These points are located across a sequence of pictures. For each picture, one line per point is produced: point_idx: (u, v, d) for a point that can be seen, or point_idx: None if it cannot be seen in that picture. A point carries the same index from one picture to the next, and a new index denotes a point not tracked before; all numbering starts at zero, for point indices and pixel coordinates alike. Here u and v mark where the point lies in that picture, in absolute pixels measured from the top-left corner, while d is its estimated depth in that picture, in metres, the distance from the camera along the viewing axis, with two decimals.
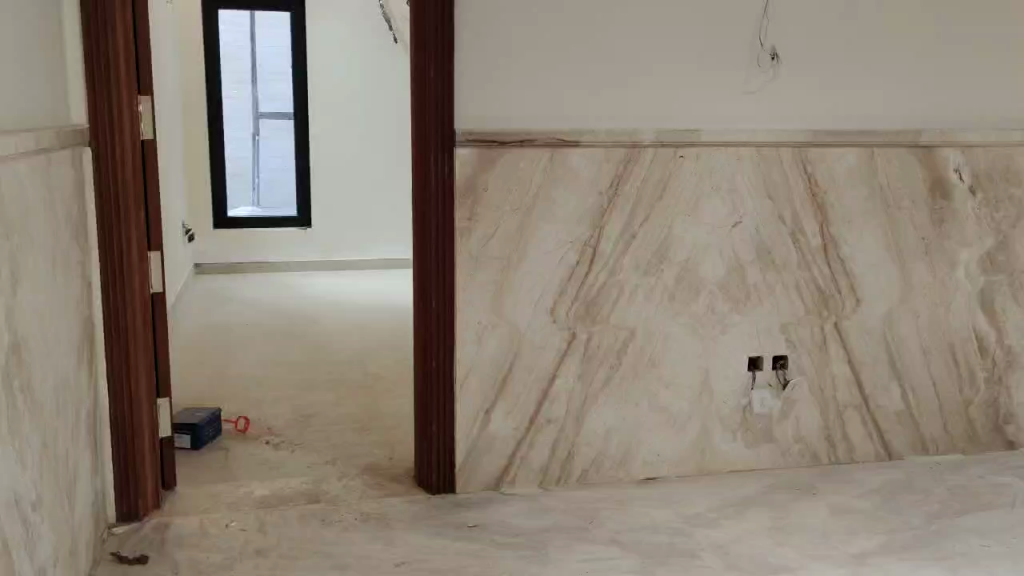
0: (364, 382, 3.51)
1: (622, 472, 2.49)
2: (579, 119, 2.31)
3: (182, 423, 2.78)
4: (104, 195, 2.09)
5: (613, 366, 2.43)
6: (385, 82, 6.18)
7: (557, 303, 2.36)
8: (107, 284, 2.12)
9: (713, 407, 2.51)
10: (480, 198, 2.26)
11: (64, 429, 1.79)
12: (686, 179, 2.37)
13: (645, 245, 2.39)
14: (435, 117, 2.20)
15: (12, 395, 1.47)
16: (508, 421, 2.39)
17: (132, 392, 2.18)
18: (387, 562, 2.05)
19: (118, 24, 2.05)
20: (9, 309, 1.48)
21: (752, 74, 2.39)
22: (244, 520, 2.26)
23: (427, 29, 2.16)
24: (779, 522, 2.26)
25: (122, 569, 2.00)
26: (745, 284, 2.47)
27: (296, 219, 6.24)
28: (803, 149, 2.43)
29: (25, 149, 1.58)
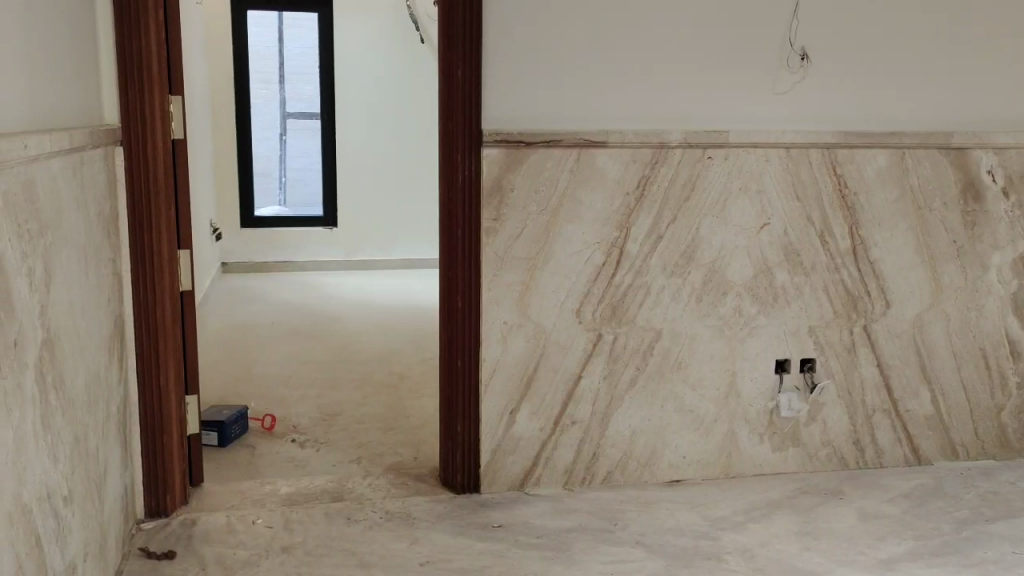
0: (389, 382, 3.52)
1: (647, 474, 2.48)
2: (606, 119, 2.31)
3: (209, 420, 2.80)
4: (135, 193, 2.11)
5: (639, 368, 2.42)
6: (411, 82, 6.19)
7: (583, 303, 2.36)
8: (138, 283, 2.14)
9: (739, 409, 2.49)
10: (506, 198, 2.26)
11: (95, 425, 1.82)
12: (713, 180, 2.36)
13: (672, 246, 2.38)
14: (463, 117, 2.21)
15: (45, 392, 1.49)
16: (533, 421, 2.39)
17: (161, 388, 2.21)
18: (412, 561, 2.06)
19: (150, 24, 2.08)
20: (42, 305, 1.49)
21: (781, 75, 2.38)
22: (270, 517, 2.27)
23: (456, 29, 2.17)
24: (806, 526, 2.24)
25: (150, 564, 2.02)
26: (773, 285, 2.45)
27: (322, 219, 6.28)
28: (832, 150, 2.41)
29: (59, 149, 1.60)
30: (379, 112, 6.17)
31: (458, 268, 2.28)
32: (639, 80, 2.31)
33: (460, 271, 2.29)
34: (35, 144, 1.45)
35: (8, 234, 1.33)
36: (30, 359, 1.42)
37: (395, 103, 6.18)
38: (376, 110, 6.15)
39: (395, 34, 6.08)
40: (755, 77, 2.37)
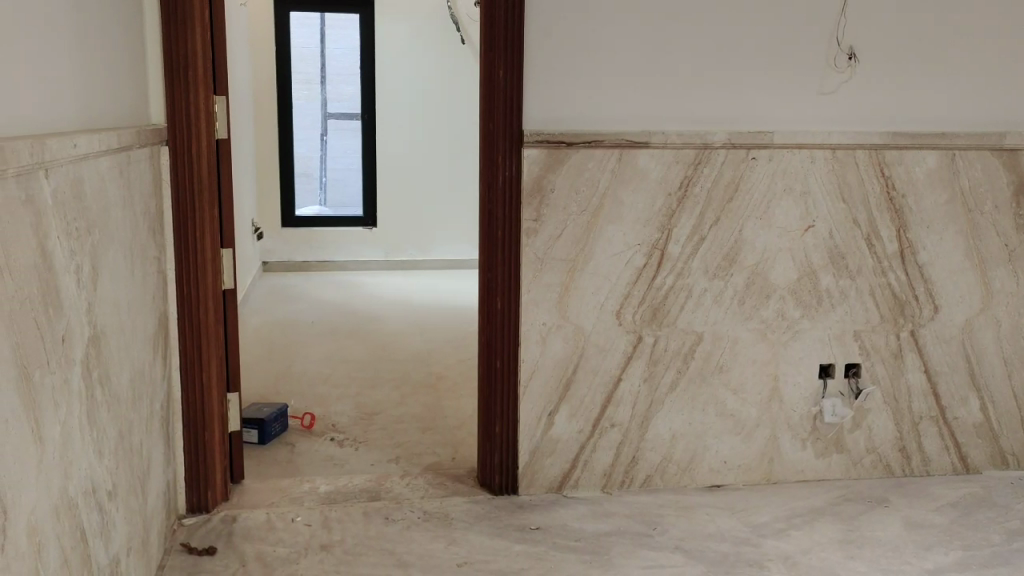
0: (428, 382, 3.53)
1: (687, 478, 2.46)
2: (648, 120, 2.29)
3: (250, 417, 2.83)
4: (180, 192, 2.13)
5: (680, 371, 2.40)
6: (452, 82, 6.20)
7: (623, 305, 2.34)
8: (181, 281, 2.16)
9: (782, 414, 2.46)
10: (547, 198, 2.25)
11: (138, 421, 1.84)
12: (757, 181, 2.33)
13: (715, 248, 2.35)
14: (504, 118, 2.20)
15: (91, 388, 1.51)
16: (571, 423, 2.38)
17: (204, 385, 2.23)
18: (449, 561, 2.06)
19: (196, 25, 2.10)
20: (89, 302, 1.51)
21: (828, 74, 2.34)
22: (309, 515, 2.28)
23: (497, 30, 2.17)
24: (849, 534, 2.20)
25: (192, 559, 2.04)
26: (818, 289, 2.41)
27: (362, 219, 6.32)
28: (880, 151, 2.36)
29: (109, 147, 1.62)
30: (419, 113, 6.19)
31: (497, 268, 2.28)
32: (682, 79, 2.29)
33: (499, 271, 2.28)
34: (85, 143, 1.46)
35: (57, 233, 1.35)
36: (77, 356, 1.44)
37: (435, 103, 6.19)
38: (415, 111, 6.18)
39: (436, 35, 6.10)
40: (800, 76, 2.33)
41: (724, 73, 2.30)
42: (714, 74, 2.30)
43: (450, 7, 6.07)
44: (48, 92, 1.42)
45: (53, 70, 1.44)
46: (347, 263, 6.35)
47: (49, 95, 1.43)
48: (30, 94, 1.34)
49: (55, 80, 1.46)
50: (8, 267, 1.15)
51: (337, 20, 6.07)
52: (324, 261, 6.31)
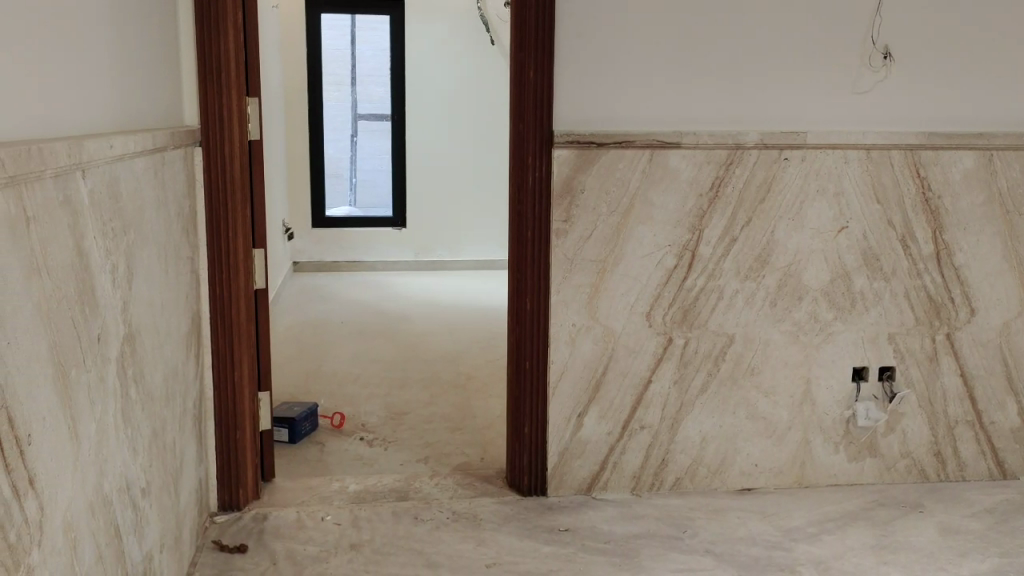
0: (457, 382, 3.54)
1: (718, 481, 2.44)
2: (679, 121, 2.27)
3: (280, 416, 2.85)
4: (213, 193, 2.15)
5: (710, 373, 2.38)
6: (481, 82, 6.20)
7: (654, 306, 2.33)
8: (214, 280, 2.18)
9: (814, 417, 2.43)
10: (577, 198, 2.25)
11: (171, 419, 1.85)
12: (790, 181, 2.31)
13: (747, 249, 2.33)
14: (535, 118, 2.20)
15: (125, 386, 1.52)
16: (601, 424, 2.37)
17: (236, 385, 2.25)
18: (478, 562, 2.06)
19: (229, 27, 2.12)
20: (124, 301, 1.53)
21: (862, 74, 2.31)
22: (338, 514, 2.30)
23: (529, 31, 2.16)
24: (883, 539, 2.17)
25: (223, 557, 2.05)
26: (851, 291, 2.38)
27: (391, 220, 6.35)
28: (916, 151, 2.33)
29: (144, 148, 1.64)
30: (449, 113, 6.19)
31: (526, 268, 2.28)
32: (713, 79, 2.27)
33: (529, 271, 2.28)
34: (120, 144, 1.48)
35: (93, 233, 1.37)
36: (112, 354, 1.46)
37: (465, 104, 6.20)
38: (444, 112, 6.18)
39: (466, 36, 6.10)
40: (833, 76, 2.30)
41: (755, 73, 2.28)
42: (746, 74, 2.28)
43: (479, 9, 6.08)
44: (83, 94, 1.43)
45: (88, 72, 1.46)
46: (377, 264, 6.38)
47: (85, 96, 1.44)
48: (66, 96, 1.35)
49: (91, 82, 1.47)
50: (45, 266, 1.16)
51: (367, 22, 6.10)
52: (353, 261, 6.35)
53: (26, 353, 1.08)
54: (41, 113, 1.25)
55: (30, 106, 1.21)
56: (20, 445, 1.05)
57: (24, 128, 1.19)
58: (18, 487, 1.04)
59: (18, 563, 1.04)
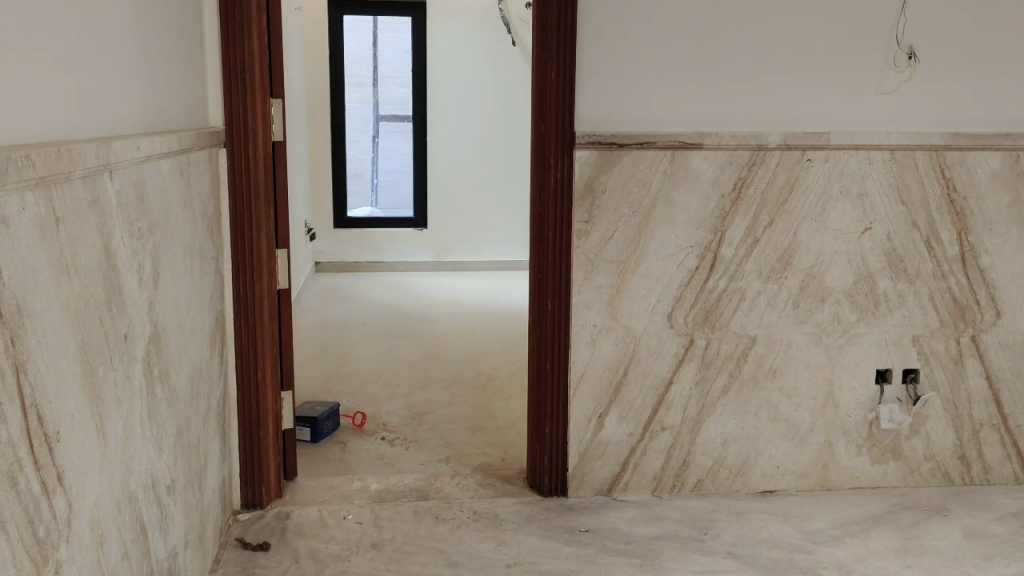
0: (478, 382, 3.55)
1: (740, 483, 2.43)
2: (701, 121, 2.27)
3: (302, 415, 2.87)
4: (237, 194, 2.17)
5: (732, 374, 2.37)
6: (503, 83, 6.20)
7: (675, 308, 2.32)
8: (238, 280, 2.20)
9: (837, 420, 2.42)
10: (598, 199, 2.25)
11: (196, 418, 1.87)
12: (813, 181, 2.29)
13: (769, 250, 2.32)
14: (556, 119, 2.20)
15: (151, 384, 1.54)
16: (622, 426, 2.37)
17: (260, 384, 2.27)
18: (499, 562, 2.06)
19: (253, 29, 2.13)
20: (150, 300, 1.55)
21: (887, 74, 2.30)
22: (360, 512, 2.31)
23: (550, 32, 2.17)
24: (907, 543, 2.15)
25: (246, 554, 2.07)
26: (875, 292, 2.37)
27: (412, 220, 6.38)
28: (941, 151, 2.31)
29: (170, 149, 1.66)
30: (470, 114, 6.20)
31: (547, 268, 2.28)
32: (737, 79, 2.26)
33: (550, 272, 2.28)
34: (147, 145, 1.50)
35: (121, 233, 1.39)
36: (139, 354, 1.47)
37: (487, 105, 6.21)
38: (465, 113, 6.19)
39: (487, 37, 6.11)
40: (858, 75, 2.29)
41: (779, 72, 2.27)
42: (769, 74, 2.27)
43: (501, 10, 6.08)
44: (111, 95, 1.45)
45: (116, 75, 1.48)
46: (398, 264, 6.41)
47: (112, 98, 1.46)
48: (94, 98, 1.37)
49: (118, 84, 1.49)
50: (74, 266, 1.18)
51: (389, 23, 6.12)
52: (374, 261, 6.38)
53: (55, 352, 1.10)
54: (69, 114, 1.27)
55: (59, 107, 1.23)
56: (48, 441, 1.07)
57: (52, 129, 1.21)
58: (47, 483, 1.06)
59: (47, 559, 1.05)
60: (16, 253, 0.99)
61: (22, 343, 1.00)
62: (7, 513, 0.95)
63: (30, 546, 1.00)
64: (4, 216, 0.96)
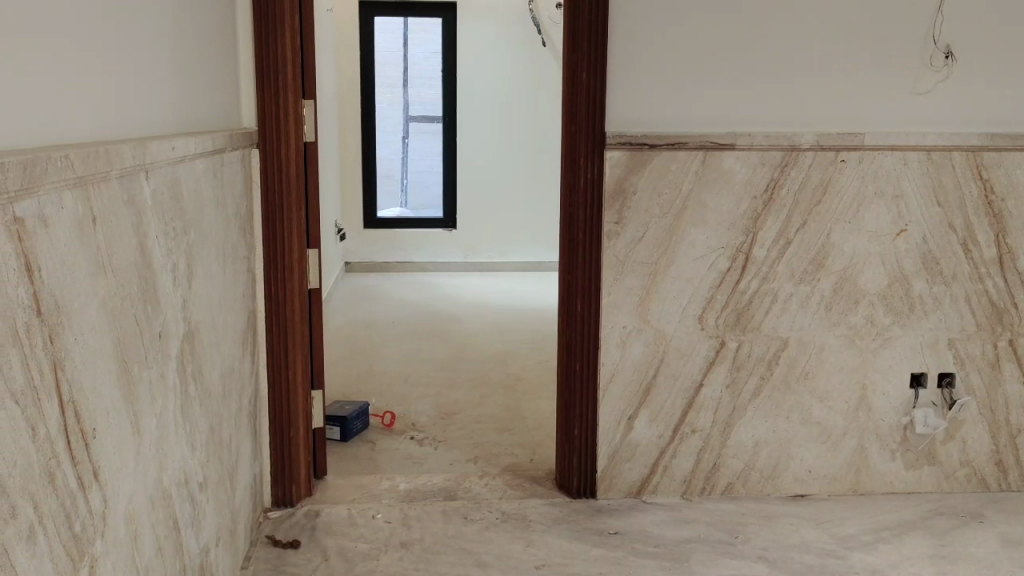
0: (507, 382, 3.55)
1: (771, 486, 2.41)
2: (733, 123, 2.25)
3: (333, 414, 2.89)
4: (269, 194, 2.18)
5: (763, 377, 2.35)
6: (533, 83, 6.19)
7: (706, 309, 2.31)
8: (270, 280, 2.22)
9: (870, 424, 2.39)
10: (629, 200, 2.24)
11: (228, 416, 1.89)
12: (847, 183, 2.27)
13: (802, 252, 2.30)
14: (587, 120, 2.19)
15: (184, 382, 1.56)
16: (652, 428, 2.36)
17: (290, 382, 2.28)
18: (527, 563, 2.06)
19: (286, 31, 2.15)
20: (184, 299, 1.57)
21: (923, 73, 2.26)
22: (389, 512, 2.31)
23: (581, 32, 2.16)
24: (942, 549, 2.12)
25: (277, 551, 2.09)
26: (910, 295, 2.34)
27: (442, 220, 6.40)
28: (978, 152, 2.27)
29: (203, 149, 1.67)
30: (500, 114, 6.20)
31: (577, 270, 2.27)
32: (769, 79, 2.24)
33: (579, 274, 2.27)
34: (182, 146, 1.51)
35: (156, 232, 1.40)
36: (173, 352, 1.49)
37: (517, 105, 6.20)
38: (495, 113, 6.20)
39: (518, 37, 6.11)
40: (893, 76, 2.26)
41: (809, 71, 2.24)
42: (796, 73, 2.24)
43: (531, 10, 6.08)
44: (146, 95, 1.47)
45: (152, 76, 1.50)
46: (427, 264, 6.43)
47: (148, 99, 1.48)
48: (130, 98, 1.39)
49: (154, 86, 1.51)
50: (110, 265, 1.19)
51: (420, 24, 6.15)
52: (404, 261, 6.40)
53: (92, 350, 1.11)
54: (106, 114, 1.29)
55: (96, 107, 1.25)
56: (85, 438, 1.08)
57: (90, 130, 1.23)
58: (84, 479, 1.07)
59: (83, 553, 1.07)
60: (55, 252, 1.01)
61: (61, 341, 1.01)
62: (45, 508, 0.96)
63: (67, 540, 1.02)
64: (43, 213, 0.97)
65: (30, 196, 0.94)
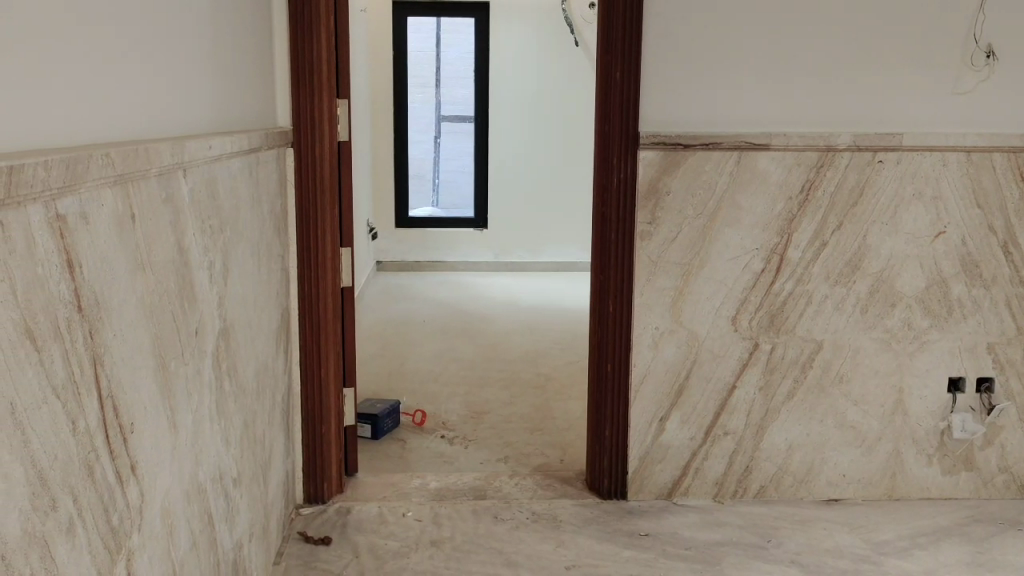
0: (537, 382, 3.55)
1: (804, 490, 2.39)
2: (769, 123, 2.23)
3: (364, 413, 2.91)
4: (303, 193, 2.20)
5: (798, 379, 2.33)
6: (566, 83, 6.19)
7: (740, 311, 2.29)
8: (303, 278, 2.24)
9: (907, 428, 2.36)
10: (662, 201, 2.23)
11: (261, 412, 1.91)
12: (885, 184, 2.24)
13: (838, 254, 2.27)
14: (620, 119, 2.19)
15: (219, 379, 1.57)
16: (683, 430, 2.34)
17: (322, 379, 2.30)
18: (558, 563, 2.06)
19: (321, 31, 2.16)
20: (219, 296, 1.58)
21: (964, 73, 2.23)
22: (420, 510, 2.32)
23: (614, 32, 2.15)
24: (980, 557, 2.09)
25: (308, 548, 2.11)
26: (948, 299, 2.30)
27: (473, 220, 6.41)
28: (1020, 154, 2.23)
29: (239, 148, 1.69)
30: (533, 113, 6.20)
31: (609, 269, 2.27)
32: (805, 78, 2.22)
33: (611, 273, 2.27)
34: (219, 145, 1.53)
35: (193, 229, 1.42)
36: (209, 348, 1.51)
37: (549, 104, 6.20)
38: (528, 113, 6.20)
39: (551, 37, 6.11)
40: (931, 76, 2.23)
41: (819, 71, 2.22)
42: (814, 73, 2.22)
43: (563, 10, 6.06)
44: (185, 95, 1.49)
45: (190, 76, 1.52)
46: (458, 264, 6.44)
47: (186, 99, 1.50)
48: (169, 98, 1.41)
49: (192, 86, 1.53)
50: (149, 262, 1.21)
51: (453, 24, 6.16)
52: (435, 261, 6.42)
53: (130, 346, 1.13)
54: (146, 115, 1.31)
55: (136, 107, 1.27)
56: (123, 432, 1.10)
57: (129, 130, 1.25)
58: (122, 473, 1.09)
59: (120, 546, 1.08)
60: (96, 249, 1.02)
61: (101, 337, 1.03)
62: (84, 501, 0.97)
63: (104, 534, 1.03)
64: (84, 211, 0.99)
65: (72, 194, 0.96)
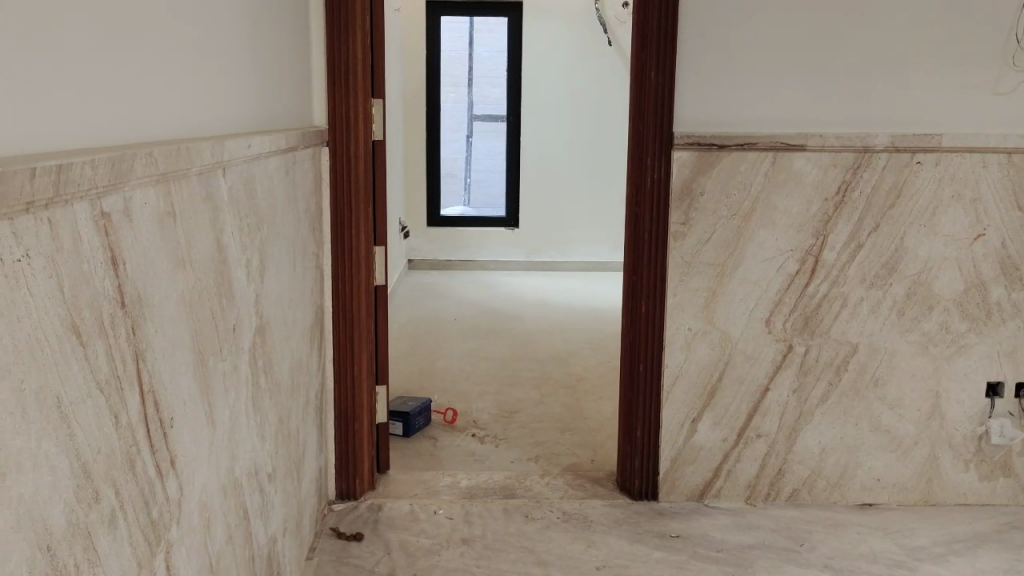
0: (568, 382, 3.55)
1: (837, 494, 2.37)
2: (805, 124, 2.22)
3: (395, 411, 2.93)
4: (338, 192, 2.22)
5: (832, 383, 2.31)
6: (599, 82, 6.18)
7: (773, 313, 2.28)
8: (337, 275, 2.26)
9: (943, 433, 2.33)
10: (696, 201, 2.22)
11: (296, 408, 1.93)
12: (922, 186, 2.21)
13: (874, 256, 2.25)
14: (655, 119, 2.18)
15: (256, 375, 1.59)
16: (715, 431, 2.33)
17: (355, 375, 2.32)
18: (588, 563, 2.06)
19: (357, 31, 2.18)
20: (257, 293, 1.60)
21: (1005, 73, 2.20)
22: (451, 508, 2.33)
23: (649, 33, 2.15)
24: (1017, 564, 2.06)
25: (340, 544, 2.13)
26: (987, 303, 2.27)
27: (504, 220, 6.42)
28: None
29: (277, 148, 1.71)
30: (566, 112, 6.20)
31: (642, 268, 2.26)
32: (842, 79, 2.20)
33: (644, 271, 2.26)
34: (257, 144, 1.55)
35: (231, 227, 1.44)
36: (245, 345, 1.53)
37: (582, 104, 6.19)
38: (560, 112, 6.20)
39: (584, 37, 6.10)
40: (971, 76, 2.20)
41: (856, 72, 2.20)
42: (851, 74, 2.20)
43: (597, 10, 6.05)
44: (224, 94, 1.51)
45: (229, 76, 1.54)
46: (488, 263, 6.46)
47: (225, 97, 1.51)
48: (209, 98, 1.42)
49: (231, 85, 1.55)
50: (190, 259, 1.23)
51: (485, 23, 6.17)
52: (466, 260, 6.44)
53: (169, 342, 1.14)
54: (186, 115, 1.32)
55: (176, 108, 1.28)
56: (163, 427, 1.11)
57: (169, 130, 1.26)
58: (161, 467, 1.10)
59: (159, 539, 1.10)
60: (138, 245, 1.04)
61: (142, 332, 1.04)
62: (125, 493, 0.99)
63: (144, 525, 1.04)
64: (128, 208, 1.01)
65: (116, 193, 0.97)
